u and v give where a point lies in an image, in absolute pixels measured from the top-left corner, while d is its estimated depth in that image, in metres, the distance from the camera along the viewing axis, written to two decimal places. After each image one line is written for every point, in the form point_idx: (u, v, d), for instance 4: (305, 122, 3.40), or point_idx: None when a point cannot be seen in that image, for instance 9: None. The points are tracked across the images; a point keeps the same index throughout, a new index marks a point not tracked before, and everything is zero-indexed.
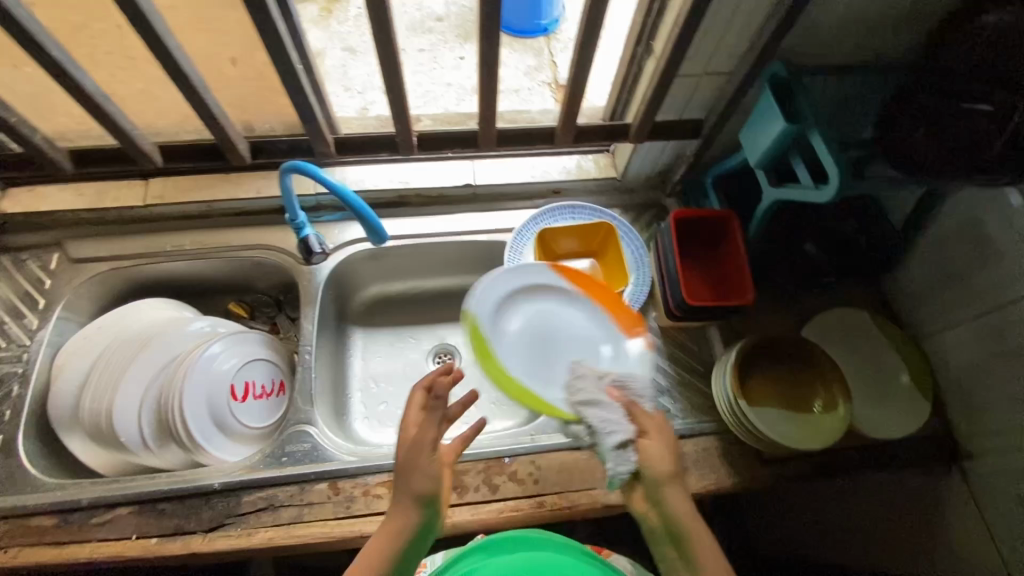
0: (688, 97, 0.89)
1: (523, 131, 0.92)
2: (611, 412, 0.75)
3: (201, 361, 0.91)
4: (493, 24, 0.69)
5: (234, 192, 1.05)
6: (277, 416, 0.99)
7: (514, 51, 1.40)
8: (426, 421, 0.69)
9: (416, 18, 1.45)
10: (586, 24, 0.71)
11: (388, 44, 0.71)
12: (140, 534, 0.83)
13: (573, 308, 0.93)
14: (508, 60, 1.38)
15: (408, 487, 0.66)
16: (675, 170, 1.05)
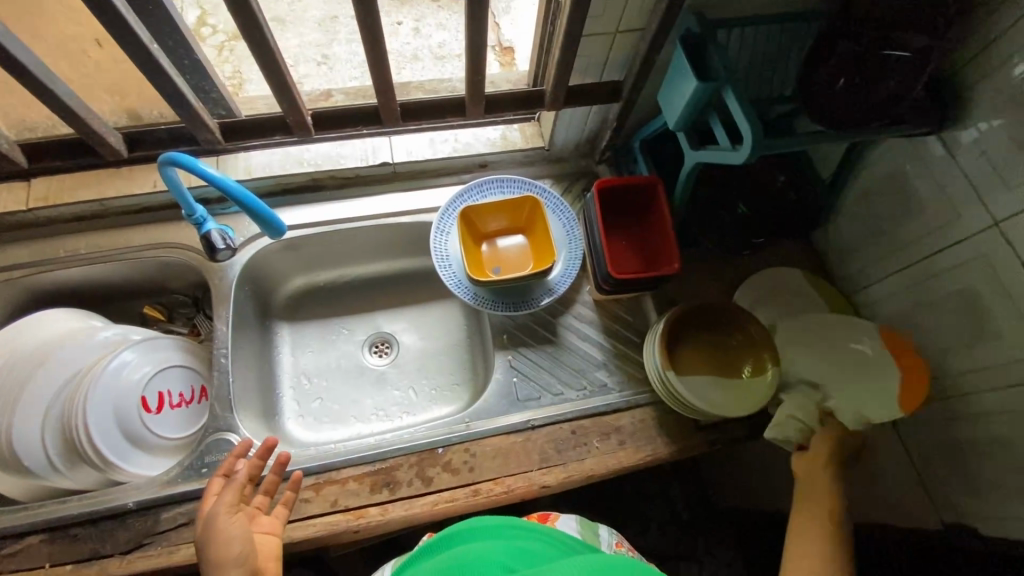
0: (603, 58, 0.84)
1: (433, 104, 0.86)
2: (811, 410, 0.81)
3: (105, 375, 0.85)
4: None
5: (128, 187, 0.96)
6: (200, 424, 0.93)
7: (452, 13, 1.31)
8: (225, 494, 0.70)
9: None
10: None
11: (250, 17, 0.64)
12: (52, 563, 0.77)
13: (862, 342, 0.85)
14: (446, 23, 1.29)
15: (220, 565, 0.62)
16: (602, 136, 1.01)
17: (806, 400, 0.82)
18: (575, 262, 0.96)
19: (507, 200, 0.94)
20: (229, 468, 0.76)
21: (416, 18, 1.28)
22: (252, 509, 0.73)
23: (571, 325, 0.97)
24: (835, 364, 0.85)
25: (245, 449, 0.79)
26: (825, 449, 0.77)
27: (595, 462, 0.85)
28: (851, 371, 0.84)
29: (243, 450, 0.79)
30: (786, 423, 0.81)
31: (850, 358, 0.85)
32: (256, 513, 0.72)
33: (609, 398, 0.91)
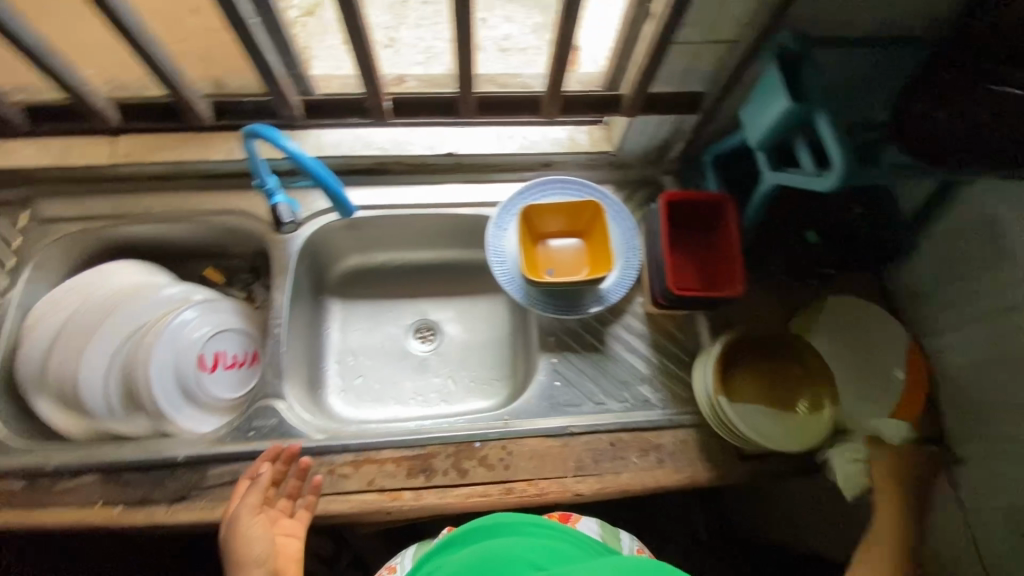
0: (687, 68, 0.81)
1: (508, 99, 0.86)
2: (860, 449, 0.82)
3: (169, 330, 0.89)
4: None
5: (206, 153, 0.98)
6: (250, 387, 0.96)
7: None
8: (247, 497, 0.75)
9: None
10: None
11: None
12: (104, 503, 0.80)
13: (884, 359, 0.88)
14: None
15: (237, 565, 0.68)
16: (673, 146, 0.98)
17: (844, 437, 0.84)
18: (631, 272, 0.94)
19: (569, 202, 0.93)
20: (254, 470, 0.79)
21: None
22: (278, 511, 0.76)
23: (620, 335, 0.95)
24: (856, 376, 0.89)
25: (273, 453, 0.81)
26: (888, 488, 0.78)
27: (630, 477, 0.84)
28: (864, 385, 0.88)
29: (271, 454, 0.80)
30: (849, 475, 0.81)
31: (872, 373, 0.88)
32: (280, 516, 0.76)
33: (652, 414, 0.89)
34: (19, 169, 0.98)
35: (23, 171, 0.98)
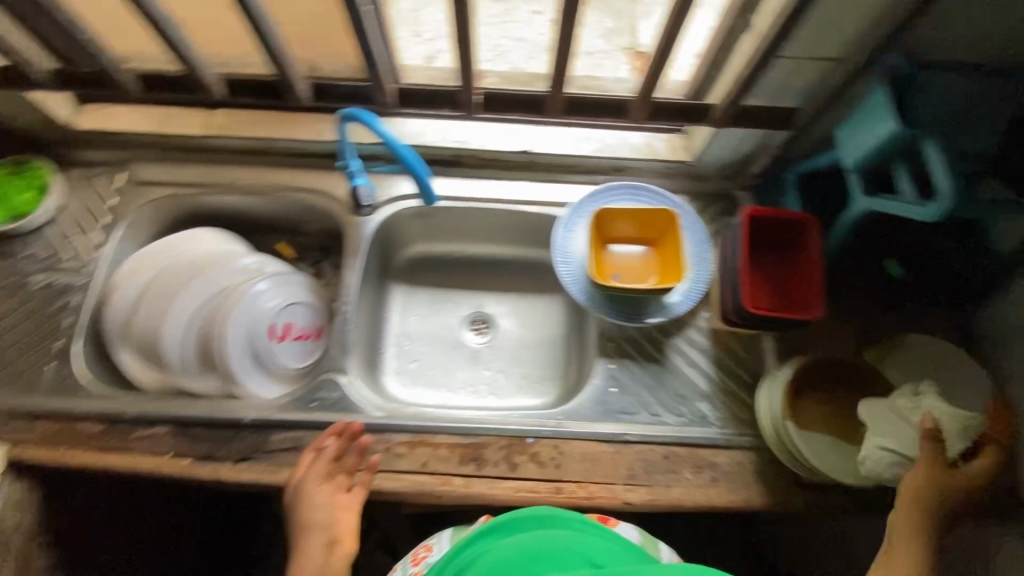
0: (784, 81, 0.79)
1: (596, 100, 0.85)
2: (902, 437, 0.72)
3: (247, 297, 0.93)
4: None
5: (294, 133, 1.02)
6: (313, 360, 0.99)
7: None
8: (311, 468, 0.80)
9: None
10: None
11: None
12: (175, 454, 0.84)
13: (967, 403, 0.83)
14: None
15: (301, 531, 0.77)
16: (754, 162, 0.96)
17: (890, 423, 0.73)
18: (699, 285, 0.93)
19: (644, 209, 0.92)
20: (319, 443, 0.82)
21: None
22: (338, 485, 0.80)
23: (681, 348, 0.94)
24: None
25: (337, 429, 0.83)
26: (920, 485, 0.67)
27: (682, 492, 0.83)
28: None
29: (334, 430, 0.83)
30: (875, 461, 0.71)
31: None
32: (340, 490, 0.79)
33: (708, 431, 0.88)
34: (122, 132, 1.03)
35: (125, 134, 1.03)
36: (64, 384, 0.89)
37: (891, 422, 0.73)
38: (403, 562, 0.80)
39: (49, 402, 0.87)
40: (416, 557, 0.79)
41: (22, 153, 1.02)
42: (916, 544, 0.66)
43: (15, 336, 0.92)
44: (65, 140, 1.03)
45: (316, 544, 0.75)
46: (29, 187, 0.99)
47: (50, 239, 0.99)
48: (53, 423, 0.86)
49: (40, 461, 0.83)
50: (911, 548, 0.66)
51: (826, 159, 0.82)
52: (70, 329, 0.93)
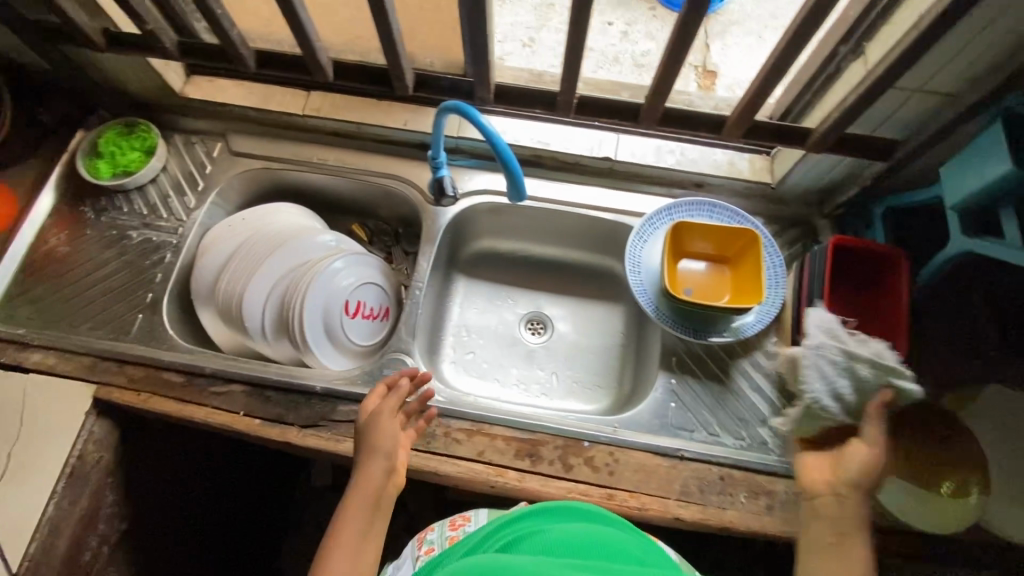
0: (889, 112, 0.78)
1: (693, 114, 0.85)
2: (823, 373, 0.74)
3: (326, 273, 0.97)
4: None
5: (384, 120, 1.05)
6: (378, 339, 1.03)
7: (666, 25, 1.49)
8: (386, 402, 0.80)
9: None
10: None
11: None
12: (246, 413, 0.88)
13: None
14: (655, 33, 1.47)
15: (368, 457, 0.75)
16: (842, 192, 0.94)
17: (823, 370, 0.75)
18: (771, 309, 0.92)
19: (725, 226, 0.91)
20: (393, 380, 0.83)
21: (627, 23, 1.48)
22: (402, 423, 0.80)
23: (745, 370, 0.93)
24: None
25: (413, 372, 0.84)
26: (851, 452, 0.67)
27: (736, 515, 0.82)
28: None
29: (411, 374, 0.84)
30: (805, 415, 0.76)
31: None
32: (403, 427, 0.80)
33: (767, 457, 0.86)
34: (225, 105, 1.07)
35: (227, 106, 1.08)
36: (153, 333, 0.95)
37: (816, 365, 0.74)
38: (438, 524, 0.83)
39: (137, 348, 0.93)
40: (453, 523, 0.81)
41: (133, 114, 1.09)
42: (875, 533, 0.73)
43: (113, 283, 0.99)
44: (174, 107, 1.10)
45: (377, 467, 0.74)
46: (137, 148, 1.06)
47: (151, 197, 1.05)
48: (141, 368, 0.91)
49: (124, 403, 0.89)
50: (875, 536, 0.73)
51: (929, 193, 0.80)
52: (163, 283, 0.99)
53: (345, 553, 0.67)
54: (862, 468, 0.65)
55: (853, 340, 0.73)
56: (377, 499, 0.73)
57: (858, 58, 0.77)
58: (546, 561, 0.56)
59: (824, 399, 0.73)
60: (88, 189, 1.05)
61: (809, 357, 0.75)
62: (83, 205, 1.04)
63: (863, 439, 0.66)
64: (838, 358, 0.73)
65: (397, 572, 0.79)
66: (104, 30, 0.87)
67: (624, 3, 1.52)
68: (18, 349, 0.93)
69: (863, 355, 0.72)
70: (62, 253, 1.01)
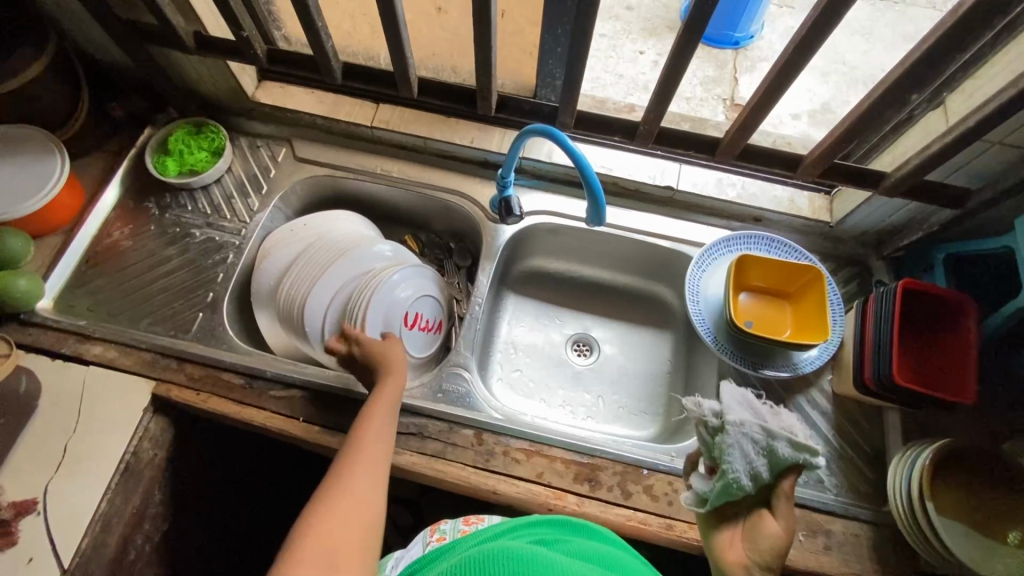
0: (965, 162, 0.79)
1: (768, 151, 0.87)
2: (742, 454, 0.60)
3: (388, 284, 0.96)
4: (818, 34, 0.65)
5: (450, 136, 1.06)
6: (431, 351, 1.03)
7: (698, 58, 1.55)
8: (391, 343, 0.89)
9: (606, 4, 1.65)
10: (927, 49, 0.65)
11: (693, 35, 0.69)
12: (306, 419, 0.88)
13: None
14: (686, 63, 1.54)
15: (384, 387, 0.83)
16: (904, 236, 0.95)
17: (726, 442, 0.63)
18: (830, 347, 0.92)
19: (789, 262, 0.92)
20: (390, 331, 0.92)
21: (658, 51, 1.56)
22: None
23: (802, 407, 0.93)
24: None
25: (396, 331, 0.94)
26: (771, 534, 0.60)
27: (794, 553, 0.82)
28: None
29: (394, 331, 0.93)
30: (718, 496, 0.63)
31: None
32: None
33: (825, 496, 0.86)
34: (292, 112, 1.08)
35: (295, 113, 1.08)
36: (213, 333, 0.95)
37: (736, 444, 0.61)
38: (453, 519, 0.84)
39: (197, 347, 0.93)
40: (466, 520, 0.82)
41: (202, 115, 1.10)
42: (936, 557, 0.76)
43: (174, 280, 0.99)
44: (242, 111, 1.11)
45: (393, 388, 0.83)
46: (205, 147, 1.07)
47: (215, 197, 1.06)
48: (201, 368, 0.91)
49: (183, 402, 0.89)
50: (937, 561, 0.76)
51: (991, 244, 0.82)
52: (224, 283, 1.00)
53: (369, 454, 0.75)
54: (780, 548, 0.59)
55: (772, 412, 0.62)
56: (391, 415, 0.82)
57: (936, 107, 0.79)
58: (565, 561, 0.59)
59: (743, 480, 0.61)
60: (153, 185, 1.06)
61: (732, 436, 0.61)
62: (147, 200, 1.05)
63: (774, 512, 0.61)
64: (757, 436, 0.60)
65: (406, 554, 0.81)
66: (195, 33, 0.89)
67: (655, 34, 1.60)
68: (78, 341, 0.92)
69: (778, 433, 0.60)
70: (124, 247, 1.02)
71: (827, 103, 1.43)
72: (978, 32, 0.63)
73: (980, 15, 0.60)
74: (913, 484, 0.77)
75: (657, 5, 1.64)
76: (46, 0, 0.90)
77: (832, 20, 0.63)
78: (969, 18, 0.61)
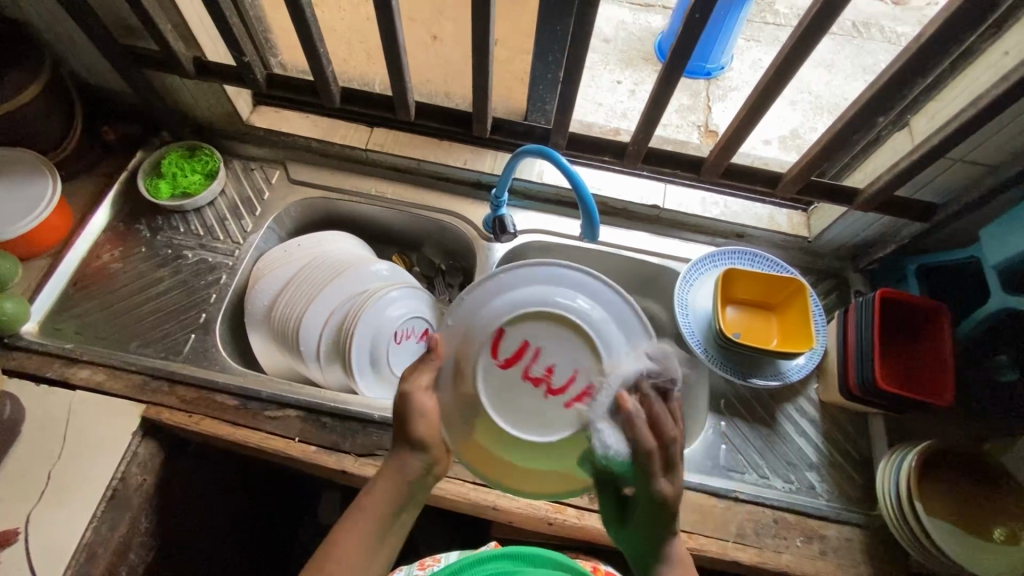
0: (932, 178, 0.85)
1: (747, 170, 0.92)
2: None
3: (477, 302, 0.64)
4: (791, 61, 0.71)
5: (444, 158, 1.09)
6: (552, 420, 0.59)
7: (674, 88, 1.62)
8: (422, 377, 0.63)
9: None
10: (895, 74, 0.71)
11: (678, 63, 0.74)
12: (302, 439, 0.87)
13: None
14: None
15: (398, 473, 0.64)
16: (878, 249, 1.00)
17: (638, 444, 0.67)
18: (817, 355, 0.95)
19: (772, 275, 0.96)
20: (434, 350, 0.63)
21: (636, 81, 1.63)
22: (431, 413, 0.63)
23: (791, 415, 0.96)
24: None
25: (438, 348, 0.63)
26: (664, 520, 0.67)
27: (791, 559, 0.83)
28: None
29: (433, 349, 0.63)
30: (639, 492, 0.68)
31: None
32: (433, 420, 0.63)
33: (818, 502, 0.88)
34: (287, 135, 1.10)
35: (290, 136, 1.10)
36: (206, 354, 0.94)
37: None
38: (408, 566, 0.87)
39: (189, 368, 0.92)
40: (422, 564, 0.85)
41: (195, 139, 1.11)
42: (928, 558, 0.78)
43: (165, 302, 0.98)
44: (234, 134, 1.12)
45: (404, 484, 0.64)
46: (198, 170, 1.07)
47: (207, 219, 1.06)
48: (193, 390, 0.90)
49: (175, 424, 0.87)
50: (931, 562, 0.78)
51: (960, 255, 0.87)
52: (217, 304, 0.99)
53: (353, 552, 0.62)
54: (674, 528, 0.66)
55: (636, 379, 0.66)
56: (381, 527, 0.63)
57: (903, 128, 0.85)
58: None
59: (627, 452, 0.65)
60: (144, 208, 1.06)
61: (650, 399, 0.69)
62: (138, 223, 1.05)
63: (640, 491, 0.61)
64: None
65: None
66: (195, 59, 0.91)
67: (631, 64, 1.67)
68: (64, 364, 0.90)
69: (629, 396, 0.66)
70: (113, 269, 1.00)
71: (794, 128, 1.50)
72: (934, 59, 0.69)
73: (933, 44, 0.67)
74: (901, 487, 0.80)
75: (629, 36, 1.72)
76: (45, 27, 0.92)
77: (811, 46, 0.69)
78: (925, 48, 0.67)
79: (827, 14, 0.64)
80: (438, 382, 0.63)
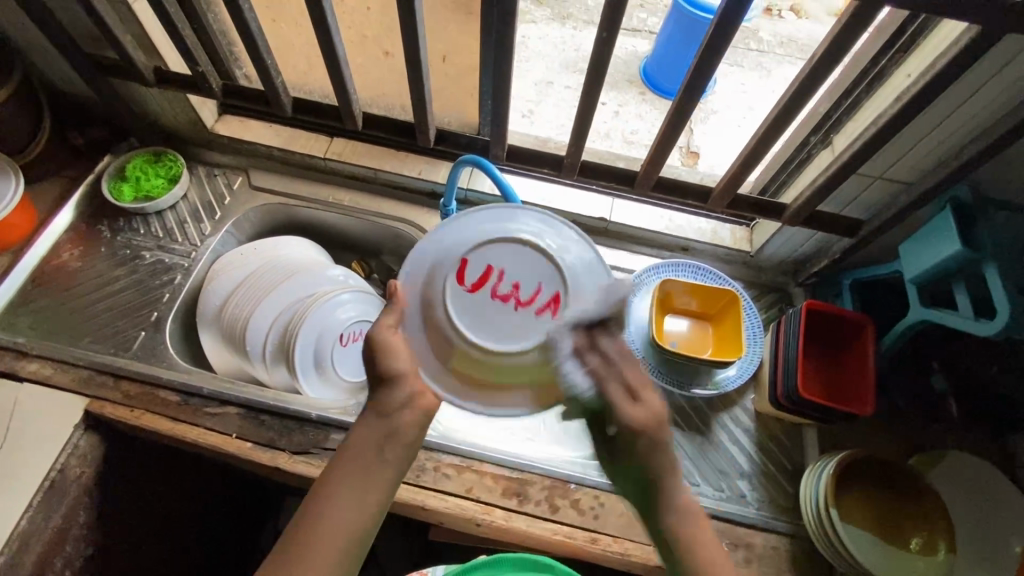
0: (854, 194, 0.88)
1: (681, 184, 0.96)
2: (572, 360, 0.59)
3: (446, 237, 0.63)
4: (700, 79, 0.76)
5: (399, 168, 1.13)
6: (519, 335, 0.59)
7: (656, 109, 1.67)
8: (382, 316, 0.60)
9: (570, 57, 1.76)
10: (797, 92, 0.75)
11: (599, 79, 0.78)
12: (239, 435, 0.89)
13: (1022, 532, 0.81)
14: (644, 114, 1.65)
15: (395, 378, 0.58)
16: (812, 263, 1.03)
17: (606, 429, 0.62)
18: (750, 365, 0.97)
19: (708, 286, 0.98)
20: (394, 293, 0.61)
21: (619, 102, 1.67)
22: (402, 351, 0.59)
23: (727, 425, 0.97)
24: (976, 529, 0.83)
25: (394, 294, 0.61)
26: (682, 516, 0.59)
27: None
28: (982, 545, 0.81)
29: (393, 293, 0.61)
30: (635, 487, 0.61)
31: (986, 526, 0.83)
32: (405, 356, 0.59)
33: (748, 510, 0.89)
34: (249, 143, 1.14)
35: (252, 144, 1.14)
36: (154, 351, 0.97)
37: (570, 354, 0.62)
38: None
39: (134, 365, 0.94)
40: None
41: (162, 144, 1.15)
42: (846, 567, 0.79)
43: (120, 300, 1.01)
44: (200, 141, 1.16)
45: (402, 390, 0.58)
46: (162, 175, 1.11)
47: (168, 221, 1.10)
48: (137, 385, 0.92)
49: (116, 418, 0.89)
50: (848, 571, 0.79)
51: (883, 269, 0.91)
52: (169, 303, 1.02)
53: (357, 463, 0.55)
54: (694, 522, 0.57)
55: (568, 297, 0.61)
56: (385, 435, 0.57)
57: (826, 147, 0.88)
58: None
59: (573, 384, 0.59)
60: (107, 210, 1.09)
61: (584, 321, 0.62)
62: (100, 223, 1.08)
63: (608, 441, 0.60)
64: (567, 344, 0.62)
65: None
66: (156, 68, 0.96)
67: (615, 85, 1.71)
68: (15, 358, 0.94)
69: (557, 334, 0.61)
70: (72, 268, 1.04)
71: None
72: None
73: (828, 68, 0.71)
74: (822, 496, 0.80)
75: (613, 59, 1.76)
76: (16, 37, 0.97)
77: (712, 64, 0.74)
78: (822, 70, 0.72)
79: (726, 35, 0.69)
80: (404, 321, 0.61)
